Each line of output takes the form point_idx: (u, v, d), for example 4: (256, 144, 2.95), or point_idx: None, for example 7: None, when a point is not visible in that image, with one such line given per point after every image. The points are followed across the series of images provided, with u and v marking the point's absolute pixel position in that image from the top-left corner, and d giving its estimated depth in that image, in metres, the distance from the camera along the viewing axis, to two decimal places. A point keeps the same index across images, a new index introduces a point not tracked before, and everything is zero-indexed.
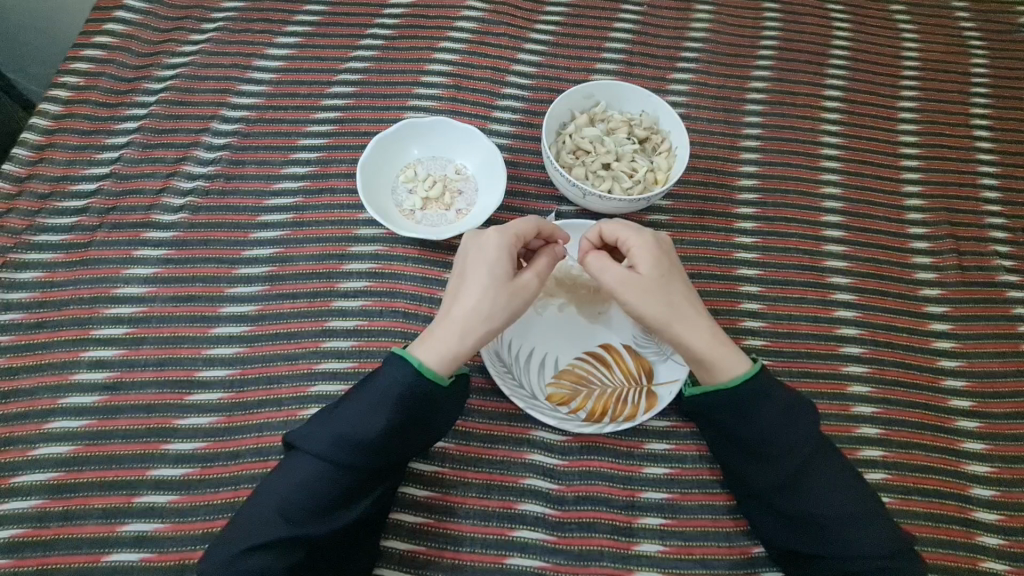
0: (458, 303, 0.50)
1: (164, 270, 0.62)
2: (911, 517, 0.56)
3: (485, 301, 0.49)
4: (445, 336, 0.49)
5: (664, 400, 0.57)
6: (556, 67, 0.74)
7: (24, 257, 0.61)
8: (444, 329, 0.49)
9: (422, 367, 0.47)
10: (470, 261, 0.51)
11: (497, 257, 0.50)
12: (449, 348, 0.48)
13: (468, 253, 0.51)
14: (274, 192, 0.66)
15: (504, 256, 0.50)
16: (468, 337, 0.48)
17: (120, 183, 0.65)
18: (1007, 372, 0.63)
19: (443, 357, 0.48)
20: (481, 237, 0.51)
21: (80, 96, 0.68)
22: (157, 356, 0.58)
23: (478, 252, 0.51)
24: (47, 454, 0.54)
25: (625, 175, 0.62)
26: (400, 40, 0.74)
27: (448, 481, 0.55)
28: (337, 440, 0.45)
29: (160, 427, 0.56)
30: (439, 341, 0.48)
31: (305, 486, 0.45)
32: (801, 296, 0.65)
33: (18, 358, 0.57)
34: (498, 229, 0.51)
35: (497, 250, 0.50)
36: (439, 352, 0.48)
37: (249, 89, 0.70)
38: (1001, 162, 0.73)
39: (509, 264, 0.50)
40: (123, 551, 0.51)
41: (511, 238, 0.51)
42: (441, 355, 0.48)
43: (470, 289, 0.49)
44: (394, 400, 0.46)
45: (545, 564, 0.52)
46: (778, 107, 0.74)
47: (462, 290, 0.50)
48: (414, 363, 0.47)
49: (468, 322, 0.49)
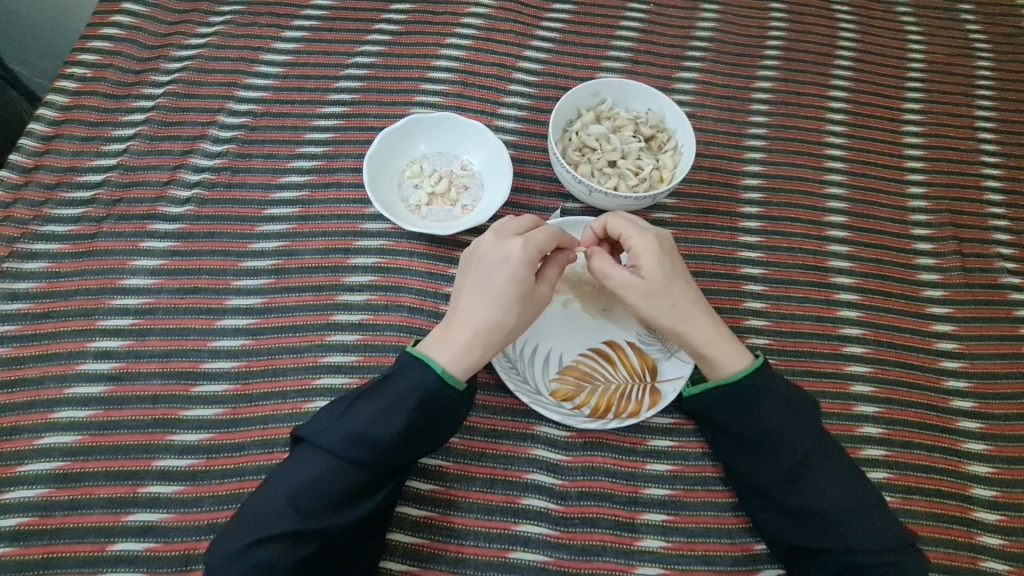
0: (478, 309, 0.50)
1: (170, 262, 0.62)
2: (913, 516, 0.57)
3: (507, 314, 0.50)
4: (464, 344, 0.49)
5: (667, 396, 0.57)
6: (562, 65, 0.74)
7: (30, 247, 0.61)
8: (463, 338, 0.49)
9: (447, 377, 0.48)
10: (492, 267, 0.51)
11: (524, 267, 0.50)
12: (470, 357, 0.49)
13: (490, 259, 0.51)
14: (280, 186, 0.66)
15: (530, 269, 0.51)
16: (488, 348, 0.49)
17: (127, 175, 0.65)
18: (1009, 374, 0.64)
19: (463, 367, 0.49)
20: (505, 246, 0.51)
21: (87, 88, 0.68)
22: (162, 347, 0.58)
23: (500, 260, 0.51)
24: (53, 443, 0.54)
25: (631, 172, 0.62)
26: (407, 35, 0.74)
27: (452, 475, 0.55)
28: (357, 439, 0.46)
29: (165, 418, 0.56)
30: (458, 348, 0.49)
31: (321, 482, 0.45)
32: (805, 295, 0.65)
33: (23, 347, 0.57)
34: (525, 241, 0.51)
35: (522, 262, 0.50)
36: (459, 360, 0.49)
37: (256, 82, 0.70)
38: (1004, 165, 0.73)
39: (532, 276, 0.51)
40: (128, 540, 0.52)
41: (535, 250, 0.51)
42: (462, 364, 0.49)
43: (492, 298, 0.50)
44: (413, 405, 0.47)
45: (548, 558, 0.53)
46: (784, 107, 0.74)
47: (484, 298, 0.50)
48: (437, 371, 0.47)
49: (490, 333, 0.49)
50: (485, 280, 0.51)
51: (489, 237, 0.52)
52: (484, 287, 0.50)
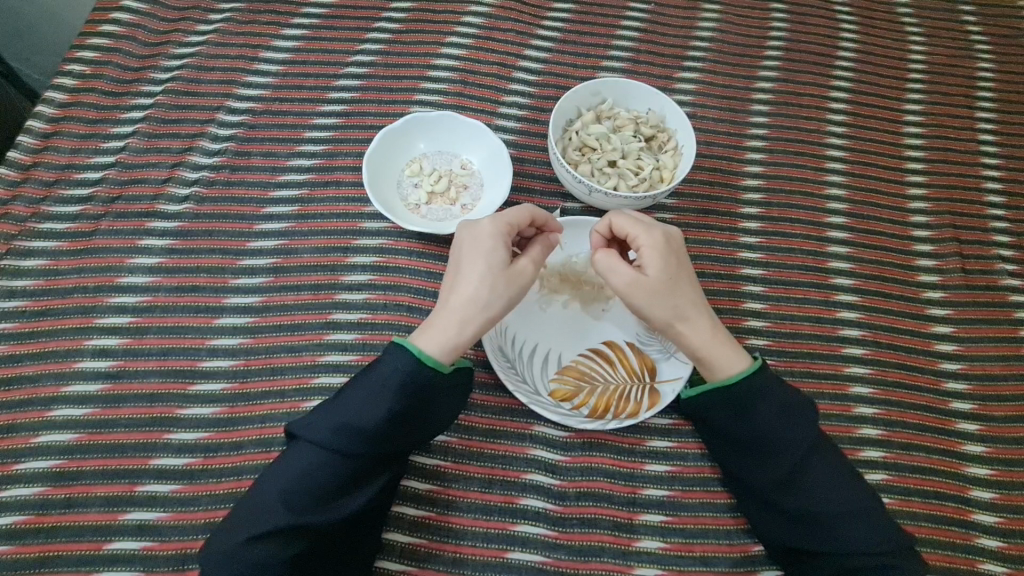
0: (455, 293, 0.50)
1: (168, 260, 0.62)
2: (912, 518, 0.57)
3: (479, 290, 0.50)
4: (443, 326, 0.49)
5: (666, 397, 0.57)
6: (562, 64, 0.74)
7: (28, 244, 0.61)
8: (441, 320, 0.49)
9: (423, 356, 0.47)
10: (465, 250, 0.51)
11: (495, 246, 0.51)
12: (448, 336, 0.49)
13: (462, 243, 0.52)
14: (279, 184, 0.66)
15: (500, 244, 0.51)
16: (466, 326, 0.49)
17: (126, 172, 0.65)
18: (1008, 375, 0.64)
19: (441, 345, 0.48)
20: (474, 227, 0.52)
21: (86, 85, 0.68)
22: (160, 345, 0.58)
23: (471, 241, 0.51)
24: (50, 441, 0.54)
25: (631, 172, 0.62)
26: (407, 34, 0.74)
27: (450, 475, 0.55)
28: (341, 428, 0.45)
29: (163, 416, 0.56)
30: (437, 330, 0.49)
31: (310, 475, 0.45)
32: (804, 296, 0.65)
33: (20, 345, 0.57)
34: (492, 219, 0.51)
35: (491, 238, 0.51)
36: (437, 340, 0.48)
37: (255, 80, 0.70)
38: (1004, 166, 0.73)
39: (504, 252, 0.51)
40: (125, 539, 0.51)
41: (505, 226, 0.51)
42: (439, 343, 0.48)
43: (467, 279, 0.50)
44: (395, 391, 0.46)
45: (546, 559, 0.52)
46: (785, 108, 0.74)
47: (459, 280, 0.50)
48: (412, 351, 0.47)
49: (466, 311, 0.49)
50: (461, 264, 0.51)
51: (462, 226, 0.53)
52: (461, 271, 0.51)
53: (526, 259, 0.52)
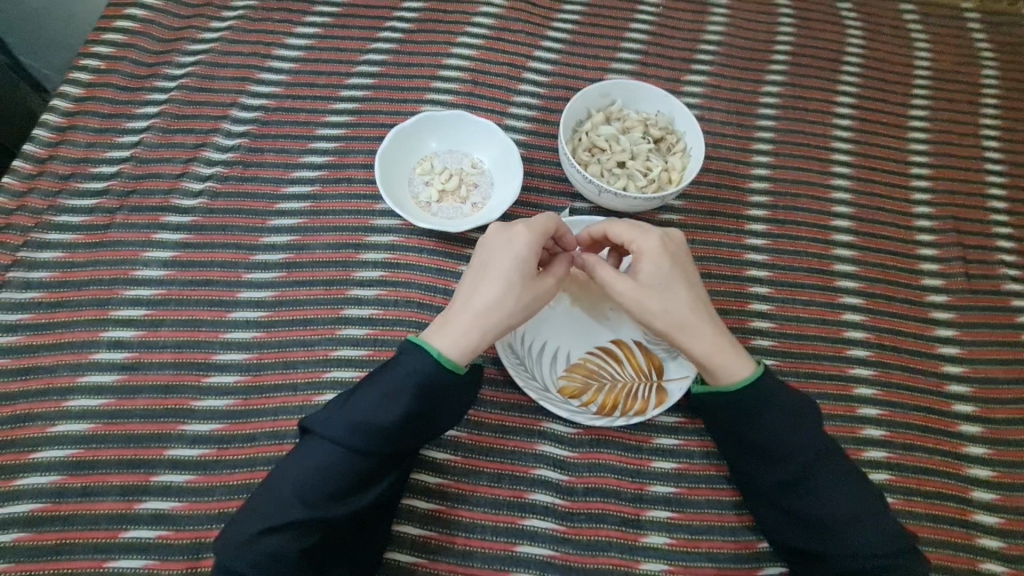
0: (480, 295, 0.51)
1: (182, 254, 0.62)
2: (913, 518, 0.57)
3: (506, 297, 0.51)
4: (463, 327, 0.49)
5: (673, 395, 0.57)
6: (572, 65, 0.75)
7: (45, 236, 0.61)
8: (462, 321, 0.50)
9: (443, 360, 0.48)
10: (496, 255, 0.52)
11: (526, 254, 0.51)
12: (466, 339, 0.49)
13: (494, 246, 0.52)
14: (291, 181, 0.66)
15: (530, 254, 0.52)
16: (487, 332, 0.50)
17: (141, 167, 0.66)
18: (1010, 379, 0.64)
19: (461, 349, 0.49)
20: (510, 233, 0.52)
21: (101, 80, 0.69)
22: (174, 338, 0.59)
23: (507, 246, 0.52)
24: (67, 431, 0.55)
25: (640, 173, 0.63)
26: (418, 34, 0.74)
27: (461, 469, 0.56)
28: (357, 427, 0.46)
29: (177, 408, 0.56)
30: (457, 333, 0.49)
31: (323, 472, 0.45)
32: (810, 299, 0.66)
33: (35, 336, 0.58)
34: (529, 227, 0.52)
35: (526, 247, 0.52)
36: (457, 343, 0.49)
37: (269, 77, 0.71)
38: (1008, 173, 0.74)
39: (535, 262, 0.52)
40: (140, 528, 0.52)
41: (539, 236, 0.52)
42: (461, 347, 0.49)
43: (493, 283, 0.51)
44: (411, 392, 0.47)
45: (554, 553, 0.53)
46: (792, 112, 0.75)
47: (485, 283, 0.51)
48: (436, 355, 0.48)
49: (489, 315, 0.50)
50: (488, 267, 0.52)
51: (495, 227, 0.54)
52: (488, 273, 0.51)
53: (547, 275, 0.53)
